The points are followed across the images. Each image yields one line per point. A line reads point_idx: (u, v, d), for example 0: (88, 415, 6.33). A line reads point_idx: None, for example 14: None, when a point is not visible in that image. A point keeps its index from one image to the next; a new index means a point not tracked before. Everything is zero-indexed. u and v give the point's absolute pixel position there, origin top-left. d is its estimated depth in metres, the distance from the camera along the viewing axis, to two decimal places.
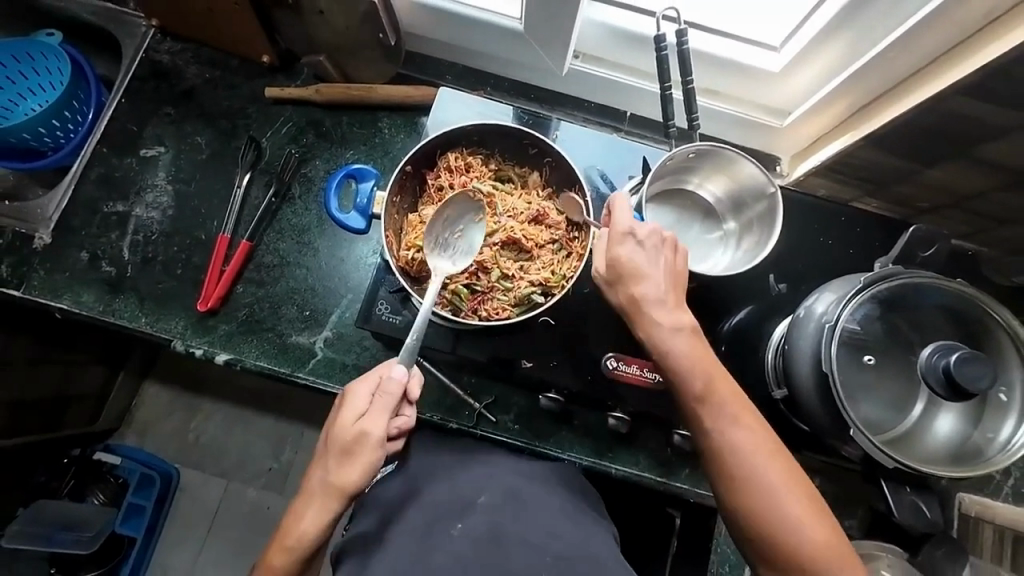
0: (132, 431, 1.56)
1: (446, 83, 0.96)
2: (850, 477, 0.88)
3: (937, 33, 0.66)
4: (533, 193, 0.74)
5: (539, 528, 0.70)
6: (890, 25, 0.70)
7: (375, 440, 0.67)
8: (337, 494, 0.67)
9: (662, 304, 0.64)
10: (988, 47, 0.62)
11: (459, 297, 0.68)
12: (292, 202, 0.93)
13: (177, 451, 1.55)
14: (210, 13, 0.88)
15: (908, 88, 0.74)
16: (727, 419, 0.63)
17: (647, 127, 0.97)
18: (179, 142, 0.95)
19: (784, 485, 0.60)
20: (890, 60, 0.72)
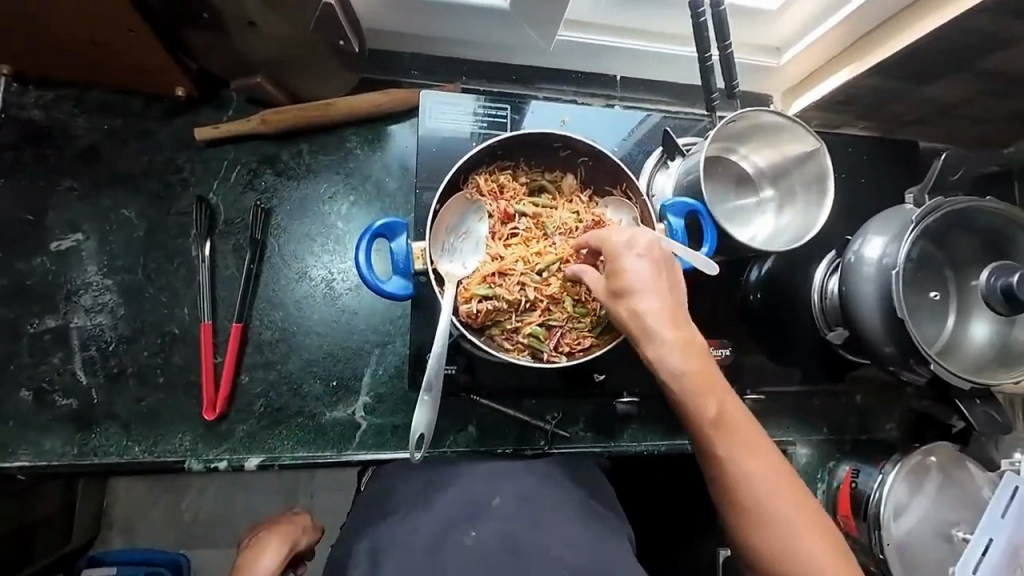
0: (115, 534, 1.26)
1: (414, 80, 0.82)
2: (889, 387, 0.95)
3: None
4: (574, 199, 0.66)
5: (560, 538, 0.63)
6: None
7: (319, 529, 0.85)
8: (289, 543, 0.77)
9: (663, 325, 0.56)
10: None
11: (536, 338, 0.61)
12: (274, 262, 0.78)
13: (179, 537, 1.28)
14: (93, 52, 0.67)
15: (916, 13, 0.72)
16: (740, 447, 0.56)
17: (640, 88, 0.89)
18: (101, 221, 0.75)
19: (772, 484, 0.55)
20: None
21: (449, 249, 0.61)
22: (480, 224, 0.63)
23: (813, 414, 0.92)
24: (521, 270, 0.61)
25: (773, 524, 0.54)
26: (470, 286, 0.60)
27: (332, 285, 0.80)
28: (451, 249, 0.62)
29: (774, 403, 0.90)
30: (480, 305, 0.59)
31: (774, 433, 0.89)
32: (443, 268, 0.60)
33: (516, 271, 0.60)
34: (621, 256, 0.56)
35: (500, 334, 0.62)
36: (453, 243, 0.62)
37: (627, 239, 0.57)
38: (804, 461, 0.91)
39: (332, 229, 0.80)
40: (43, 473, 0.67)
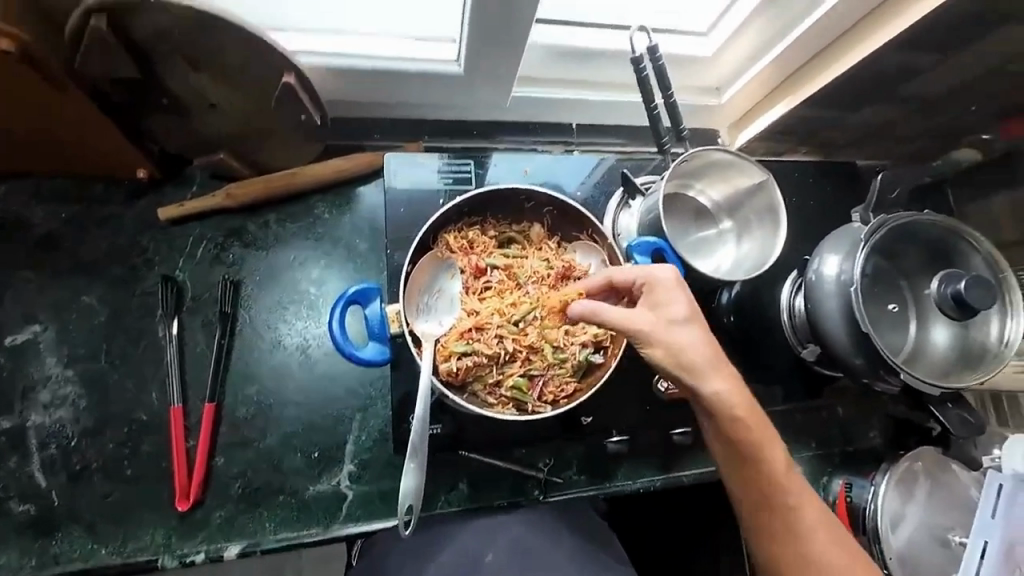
0: None
1: (378, 143, 0.84)
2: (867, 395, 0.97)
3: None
4: (543, 246, 0.68)
5: None
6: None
7: None
8: None
9: (714, 370, 0.60)
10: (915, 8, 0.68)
11: (519, 390, 0.61)
12: (246, 335, 0.77)
13: None
14: (48, 144, 0.66)
15: (843, 48, 0.79)
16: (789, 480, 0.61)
17: (596, 134, 0.94)
18: (61, 311, 0.72)
19: (813, 515, 0.61)
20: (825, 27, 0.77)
21: (426, 307, 0.61)
22: (453, 280, 0.63)
23: (797, 430, 0.93)
24: (498, 322, 0.61)
25: (817, 552, 0.60)
26: (448, 344, 0.59)
27: (309, 351, 0.78)
28: (426, 307, 0.62)
29: None
30: (459, 362, 0.59)
31: None
32: (419, 328, 0.60)
33: (493, 324, 0.60)
34: (665, 305, 0.60)
35: (483, 389, 0.61)
36: (428, 301, 0.62)
37: (668, 280, 0.60)
38: None
39: (304, 295, 0.80)
40: None
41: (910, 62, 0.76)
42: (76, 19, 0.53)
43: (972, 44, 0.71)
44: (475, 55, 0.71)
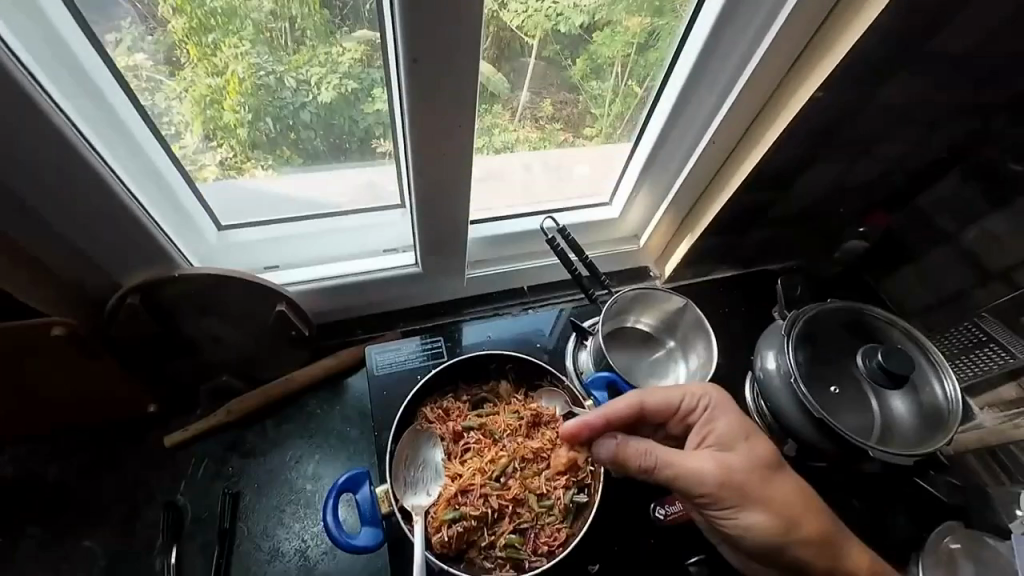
0: None
1: (360, 338, 0.97)
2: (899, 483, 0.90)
3: (731, 129, 0.86)
4: (512, 400, 0.75)
5: None
6: (704, 117, 0.86)
7: None
8: None
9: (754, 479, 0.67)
10: (776, 119, 0.82)
11: (514, 547, 0.63)
12: (241, 548, 0.78)
13: None
14: (69, 400, 0.76)
15: (735, 163, 0.91)
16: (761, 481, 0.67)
17: (547, 291, 1.09)
18: (59, 562, 0.75)
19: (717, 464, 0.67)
20: (717, 143, 0.88)
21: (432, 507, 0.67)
22: (436, 449, 0.69)
23: None
24: (481, 481, 0.65)
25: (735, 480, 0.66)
26: (438, 514, 0.62)
27: (316, 551, 0.78)
28: (414, 482, 0.66)
29: None
30: (451, 530, 0.61)
31: None
32: (411, 505, 0.63)
33: (476, 484, 0.65)
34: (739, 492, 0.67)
35: (479, 553, 0.62)
36: (414, 475, 0.66)
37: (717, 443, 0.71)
38: None
39: (300, 494, 0.83)
40: None
41: (766, 197, 0.97)
42: (113, 305, 0.70)
43: (799, 176, 0.94)
44: (431, 258, 0.90)
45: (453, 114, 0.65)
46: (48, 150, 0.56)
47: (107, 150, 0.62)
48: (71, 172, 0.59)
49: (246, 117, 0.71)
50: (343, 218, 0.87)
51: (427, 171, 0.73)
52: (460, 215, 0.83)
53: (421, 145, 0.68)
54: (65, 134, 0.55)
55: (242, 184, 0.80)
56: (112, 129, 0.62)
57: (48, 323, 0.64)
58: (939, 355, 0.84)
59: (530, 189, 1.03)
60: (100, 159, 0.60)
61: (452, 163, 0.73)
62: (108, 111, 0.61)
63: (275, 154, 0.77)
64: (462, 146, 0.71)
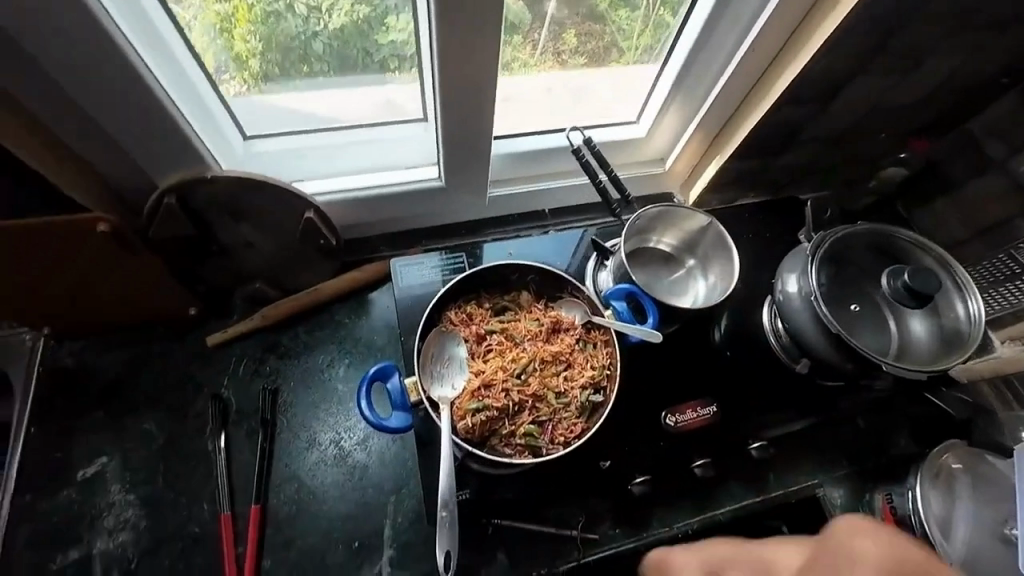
0: None
1: (384, 253, 0.99)
2: (902, 405, 0.94)
3: (775, 33, 0.80)
4: (533, 309, 0.77)
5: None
6: (745, 21, 0.80)
7: None
8: None
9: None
10: (818, 29, 0.77)
11: (532, 436, 0.67)
12: (284, 436, 0.85)
13: None
14: (117, 296, 0.81)
15: (775, 74, 0.86)
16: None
17: (567, 214, 1.09)
18: (123, 441, 0.82)
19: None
20: (758, 50, 0.83)
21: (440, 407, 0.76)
22: (460, 348, 0.72)
23: (824, 449, 0.90)
24: (502, 377, 0.69)
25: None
26: (462, 404, 0.67)
27: (349, 442, 0.86)
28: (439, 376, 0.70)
29: (783, 451, 0.88)
30: (475, 418, 0.66)
31: (801, 473, 0.87)
32: (438, 396, 0.67)
33: (498, 379, 0.69)
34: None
35: (500, 441, 0.67)
36: (440, 370, 0.70)
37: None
38: (839, 501, 0.87)
39: (334, 394, 0.89)
40: None
41: (807, 113, 0.92)
42: (151, 211, 0.73)
43: (842, 91, 0.88)
44: (453, 173, 0.89)
45: (484, 6, 0.61)
46: (77, 40, 0.56)
47: (140, 44, 0.61)
48: (99, 62, 0.58)
49: (258, 46, 0.72)
50: (365, 131, 0.87)
51: (453, 70, 0.69)
52: (481, 127, 0.81)
53: (449, 46, 0.66)
54: (99, 22, 0.54)
55: (264, 98, 0.80)
56: (141, 24, 0.61)
57: (93, 221, 0.67)
58: (966, 277, 0.82)
59: (556, 106, 0.99)
60: (130, 47, 0.59)
61: (481, 63, 0.70)
62: (134, 4, 0.59)
63: (291, 83, 0.79)
64: (490, 45, 0.67)
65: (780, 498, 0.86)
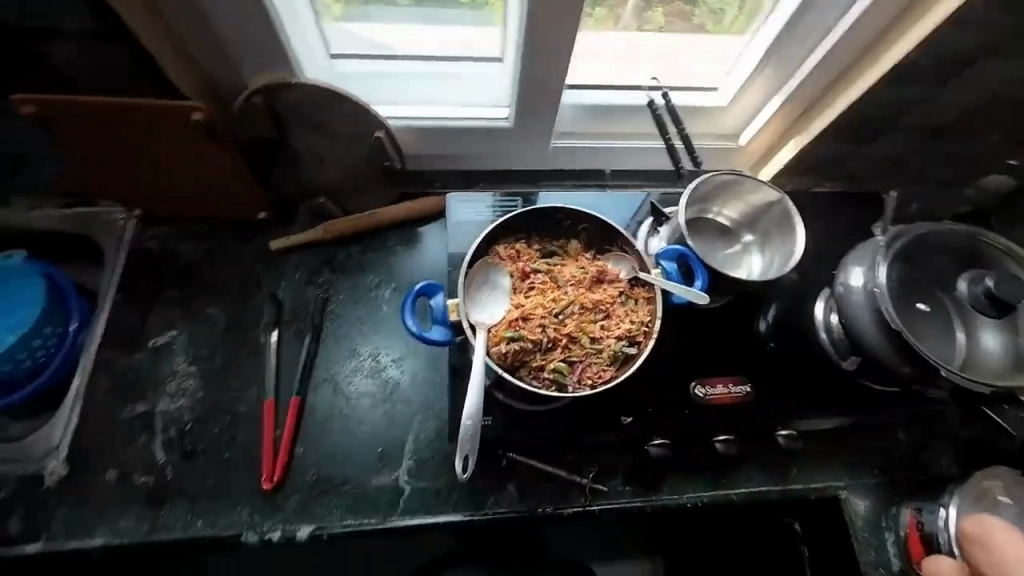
0: None
1: (442, 189, 1.01)
2: (948, 425, 0.89)
3: None
4: (580, 257, 0.78)
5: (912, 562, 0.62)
6: None
7: None
8: None
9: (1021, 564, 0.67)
10: None
11: (560, 373, 0.69)
12: (328, 342, 0.91)
13: None
14: (201, 187, 0.88)
15: (886, 44, 0.80)
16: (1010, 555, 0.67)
17: (628, 177, 1.07)
18: (190, 320, 0.90)
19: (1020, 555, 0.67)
20: (871, 13, 0.77)
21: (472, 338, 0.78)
22: (504, 281, 0.74)
23: (855, 453, 0.86)
24: (540, 313, 0.70)
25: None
26: (499, 331, 0.69)
27: (385, 359, 0.91)
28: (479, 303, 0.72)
29: (810, 446, 0.86)
30: (508, 346, 0.68)
31: (827, 472, 0.85)
32: (476, 320, 0.70)
33: (536, 315, 0.70)
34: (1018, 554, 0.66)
35: (528, 373, 0.69)
36: (481, 297, 0.72)
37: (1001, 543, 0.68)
38: (863, 509, 0.84)
39: (377, 312, 0.94)
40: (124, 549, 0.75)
41: (913, 95, 0.84)
42: (240, 108, 0.79)
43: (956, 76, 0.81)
44: (522, 118, 0.90)
45: None
46: None
47: None
48: None
49: None
50: (444, 64, 0.89)
51: None
52: (557, 69, 0.82)
53: None
54: None
55: (355, 26, 0.86)
56: None
57: (189, 109, 0.73)
58: None
59: (636, 62, 0.97)
60: None
61: None
62: None
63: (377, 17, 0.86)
64: None
65: (799, 492, 0.83)
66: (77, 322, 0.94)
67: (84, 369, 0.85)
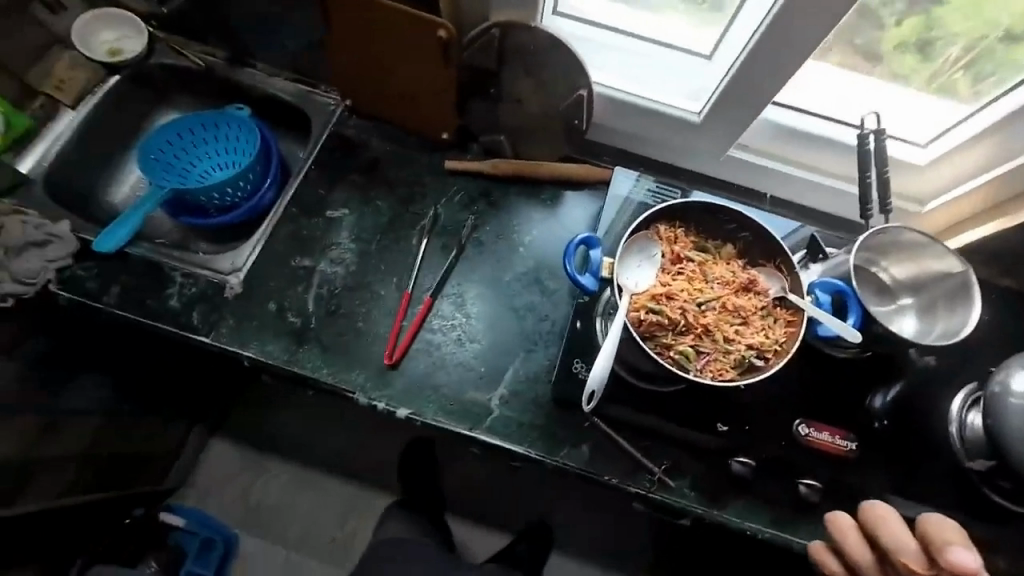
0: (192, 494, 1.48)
1: (605, 162, 1.06)
2: None
3: None
4: (730, 262, 0.79)
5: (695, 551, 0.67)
6: None
7: None
8: None
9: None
10: None
11: (686, 357, 0.71)
12: (466, 263, 1.00)
13: (242, 514, 1.47)
14: (410, 95, 0.99)
15: None
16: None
17: (785, 207, 1.06)
18: (362, 204, 1.03)
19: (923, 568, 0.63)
20: None
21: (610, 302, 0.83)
22: (655, 259, 0.77)
23: None
24: (684, 298, 0.73)
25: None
26: (642, 300, 0.72)
27: (510, 296, 0.98)
28: (628, 271, 0.75)
29: None
30: (646, 316, 0.71)
31: None
32: (624, 284, 0.73)
33: (679, 297, 0.73)
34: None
35: (655, 347, 0.72)
36: (632, 266, 0.75)
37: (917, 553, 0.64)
38: None
39: (514, 251, 1.02)
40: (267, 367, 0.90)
41: None
42: (472, 37, 0.88)
43: None
44: (715, 119, 0.92)
45: None
46: None
47: None
48: None
49: None
50: (657, 50, 0.92)
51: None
52: (777, 79, 0.83)
53: None
54: None
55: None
56: None
57: (437, 25, 0.83)
58: None
59: (844, 96, 0.94)
60: None
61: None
62: None
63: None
64: None
65: None
66: (272, 179, 1.10)
67: (274, 215, 1.00)
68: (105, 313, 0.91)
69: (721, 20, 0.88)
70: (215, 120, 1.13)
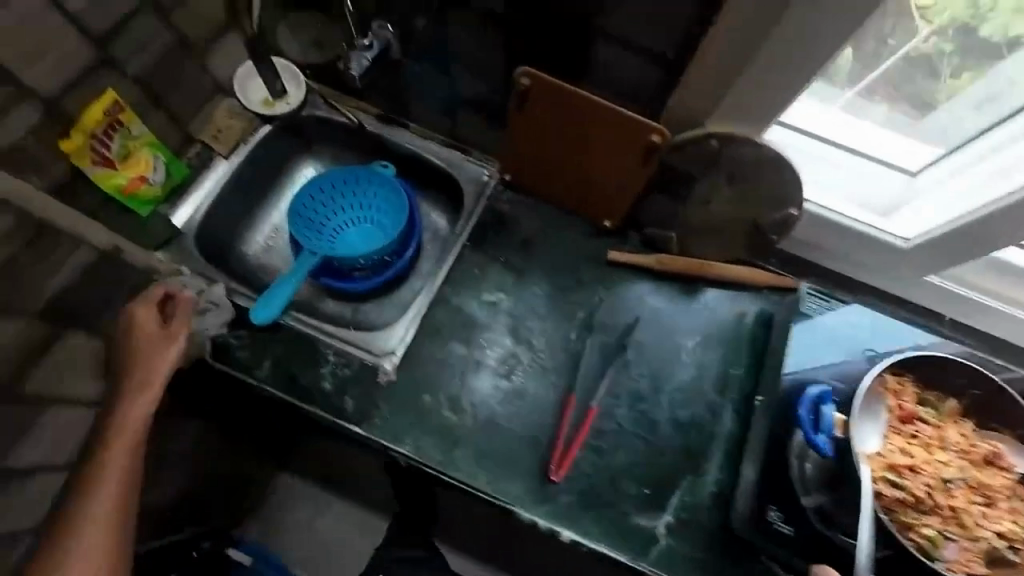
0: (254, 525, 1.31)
1: (776, 268, 0.99)
2: None
3: None
4: (959, 422, 0.72)
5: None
6: None
7: None
8: None
9: None
10: None
11: (930, 543, 0.65)
12: (627, 369, 0.94)
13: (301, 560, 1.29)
14: (585, 184, 0.93)
15: None
16: None
17: (970, 334, 0.96)
18: (518, 291, 0.97)
19: None
20: None
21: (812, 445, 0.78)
22: (884, 418, 0.70)
23: None
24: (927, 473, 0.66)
25: None
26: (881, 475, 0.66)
27: (673, 409, 0.92)
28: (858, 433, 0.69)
29: None
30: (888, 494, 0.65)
31: None
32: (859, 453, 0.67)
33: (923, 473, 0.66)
34: None
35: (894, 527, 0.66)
36: (863, 428, 0.69)
37: None
38: None
39: (677, 358, 0.95)
40: (422, 468, 0.85)
41: None
42: (685, 135, 0.78)
43: None
44: (934, 253, 0.84)
45: None
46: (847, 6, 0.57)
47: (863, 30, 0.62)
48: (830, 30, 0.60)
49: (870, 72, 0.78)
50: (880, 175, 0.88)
51: None
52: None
53: None
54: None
55: (823, 104, 0.84)
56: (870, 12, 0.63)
57: (651, 131, 0.77)
58: None
59: None
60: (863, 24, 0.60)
61: None
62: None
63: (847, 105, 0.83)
64: None
65: None
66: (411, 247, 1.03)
67: (428, 294, 0.95)
68: (256, 389, 0.87)
69: (943, 145, 0.83)
70: (360, 175, 1.09)
